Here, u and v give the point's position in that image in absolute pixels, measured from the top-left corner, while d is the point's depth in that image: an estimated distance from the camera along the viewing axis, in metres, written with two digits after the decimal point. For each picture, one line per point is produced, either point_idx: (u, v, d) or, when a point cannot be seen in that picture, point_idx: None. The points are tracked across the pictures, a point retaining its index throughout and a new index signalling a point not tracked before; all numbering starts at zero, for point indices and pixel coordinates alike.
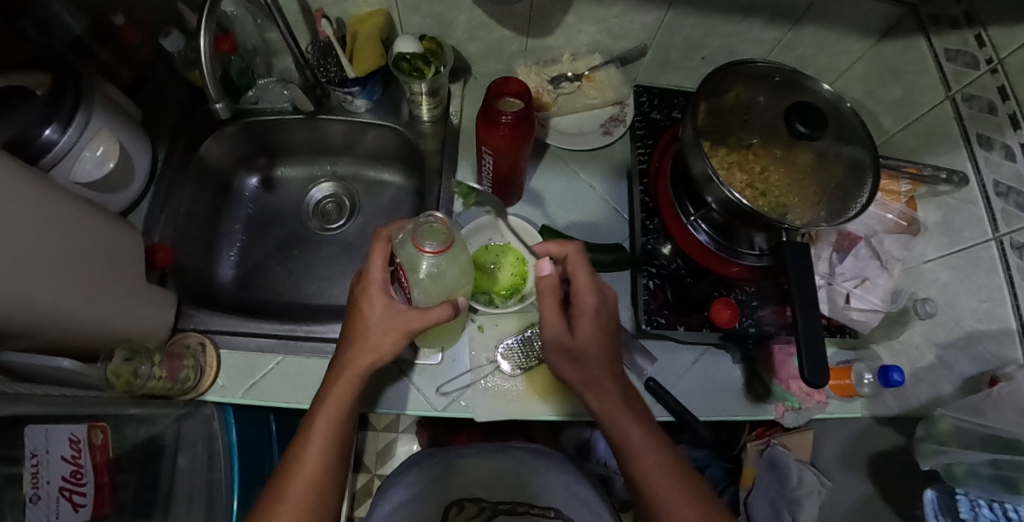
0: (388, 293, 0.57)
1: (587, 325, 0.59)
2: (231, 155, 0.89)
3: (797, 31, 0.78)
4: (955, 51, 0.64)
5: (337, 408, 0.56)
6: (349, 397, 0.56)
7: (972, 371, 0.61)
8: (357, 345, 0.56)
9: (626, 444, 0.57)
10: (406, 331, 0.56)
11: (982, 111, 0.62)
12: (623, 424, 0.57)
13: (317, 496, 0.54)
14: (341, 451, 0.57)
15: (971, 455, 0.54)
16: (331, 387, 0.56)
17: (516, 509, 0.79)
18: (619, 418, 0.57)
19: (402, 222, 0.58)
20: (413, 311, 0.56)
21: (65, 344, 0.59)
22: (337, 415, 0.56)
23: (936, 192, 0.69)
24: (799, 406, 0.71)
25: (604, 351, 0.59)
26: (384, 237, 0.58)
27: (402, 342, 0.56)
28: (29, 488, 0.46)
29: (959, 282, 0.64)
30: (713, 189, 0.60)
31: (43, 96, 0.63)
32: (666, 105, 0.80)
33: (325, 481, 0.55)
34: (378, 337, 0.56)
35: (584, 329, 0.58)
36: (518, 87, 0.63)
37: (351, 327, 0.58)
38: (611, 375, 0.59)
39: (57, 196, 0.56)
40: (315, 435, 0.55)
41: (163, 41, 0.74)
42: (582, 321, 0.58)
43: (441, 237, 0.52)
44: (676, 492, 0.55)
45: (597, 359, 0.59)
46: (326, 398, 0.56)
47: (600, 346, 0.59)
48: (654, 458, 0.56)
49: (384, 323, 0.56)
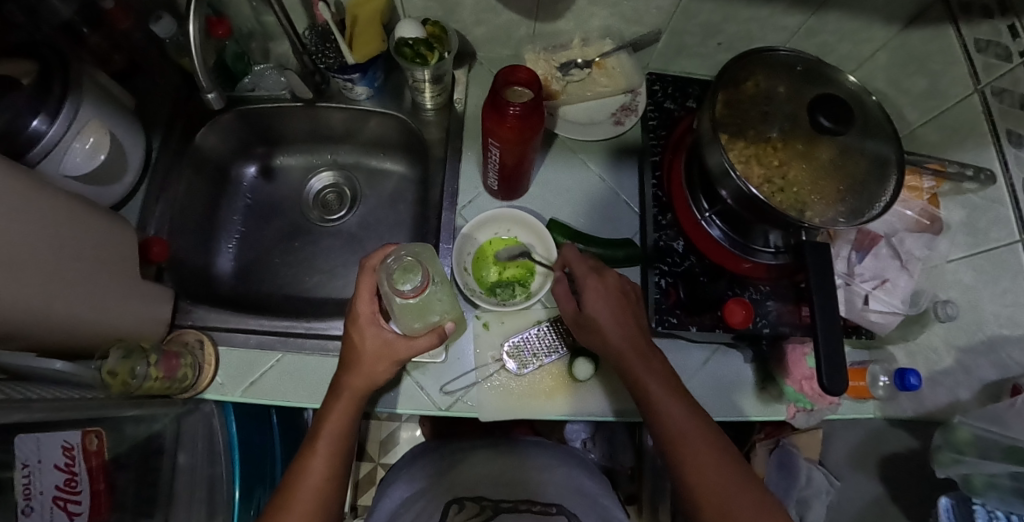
0: (377, 323, 0.56)
1: (595, 301, 0.60)
2: (228, 144, 0.86)
3: (820, 17, 0.74)
4: (986, 42, 0.61)
5: (336, 429, 0.56)
6: (346, 418, 0.57)
7: (993, 377, 0.60)
8: (350, 370, 0.57)
9: (662, 418, 0.56)
10: (393, 360, 0.56)
11: (1013, 106, 0.59)
12: (659, 396, 0.57)
13: (321, 506, 0.55)
14: (342, 469, 0.58)
15: (991, 465, 0.53)
16: (333, 402, 0.57)
17: (518, 506, 0.63)
18: (653, 385, 0.57)
19: (385, 251, 0.56)
20: (400, 341, 0.56)
21: (59, 345, 0.57)
22: (336, 434, 0.57)
23: (961, 190, 0.66)
24: (811, 408, 0.69)
25: (626, 323, 0.60)
26: (370, 268, 0.56)
27: (392, 369, 0.57)
28: (22, 498, 0.45)
29: (983, 285, 0.62)
30: (728, 183, 0.57)
31: (28, 86, 0.60)
32: (681, 94, 0.76)
33: (329, 494, 0.56)
34: (369, 364, 0.56)
35: (597, 302, 0.60)
36: (527, 74, 0.59)
37: (347, 352, 0.58)
38: (640, 347, 0.60)
39: (40, 191, 0.53)
40: (320, 446, 0.56)
41: (153, 26, 0.70)
42: (592, 294, 0.61)
43: (416, 279, 0.52)
44: (718, 469, 0.54)
45: (619, 331, 0.59)
46: (327, 415, 0.57)
47: (623, 319, 0.60)
48: (694, 431, 0.55)
49: (373, 351, 0.56)
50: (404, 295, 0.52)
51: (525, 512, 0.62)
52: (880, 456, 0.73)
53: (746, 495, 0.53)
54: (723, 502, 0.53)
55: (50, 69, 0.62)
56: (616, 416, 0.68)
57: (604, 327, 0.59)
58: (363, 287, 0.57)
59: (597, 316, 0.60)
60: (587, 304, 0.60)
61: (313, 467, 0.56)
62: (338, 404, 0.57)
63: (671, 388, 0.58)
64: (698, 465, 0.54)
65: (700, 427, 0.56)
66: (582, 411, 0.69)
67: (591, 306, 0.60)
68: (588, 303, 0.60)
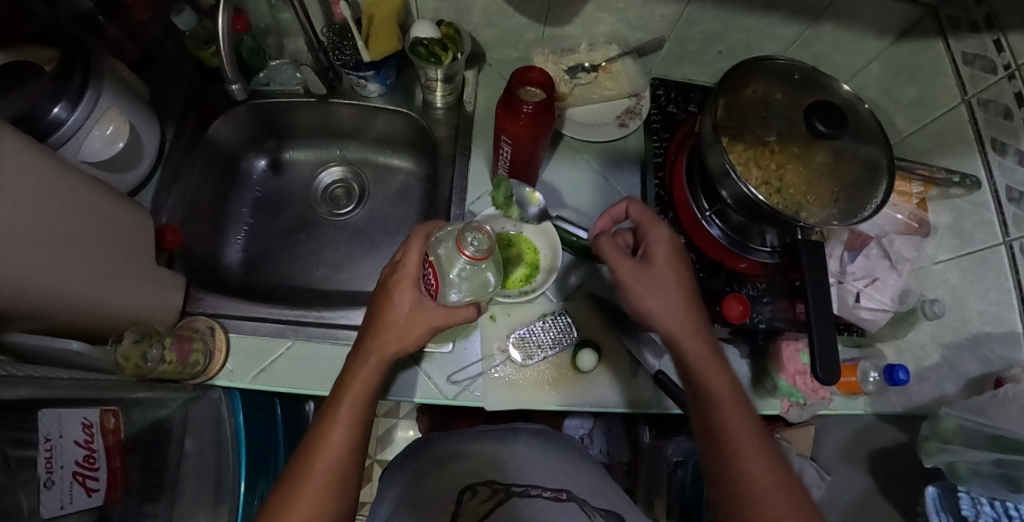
0: (418, 287, 0.57)
1: (661, 256, 0.58)
2: (239, 136, 0.88)
3: (816, 29, 0.77)
4: (973, 55, 0.64)
5: (361, 391, 0.56)
6: (370, 387, 0.57)
7: (978, 372, 0.63)
8: (381, 335, 0.57)
9: (708, 390, 0.55)
10: (429, 327, 0.57)
11: (997, 116, 0.62)
12: (711, 373, 0.55)
13: (341, 476, 0.54)
14: (363, 437, 0.57)
15: (975, 454, 0.55)
16: (359, 364, 0.57)
17: (528, 492, 0.66)
18: (707, 363, 0.55)
19: (441, 223, 0.59)
20: (439, 310, 0.57)
21: (75, 326, 0.58)
22: (361, 397, 0.56)
23: (948, 195, 0.69)
24: (805, 402, 0.72)
25: (690, 289, 0.58)
26: (423, 234, 0.58)
27: (425, 337, 0.57)
28: (44, 471, 0.46)
29: (968, 285, 0.65)
30: (728, 183, 0.60)
31: (51, 72, 0.62)
32: (683, 99, 0.79)
33: (348, 466, 0.55)
34: (404, 329, 0.56)
35: (669, 262, 0.58)
36: (539, 76, 0.62)
37: (375, 316, 0.58)
38: (695, 315, 0.57)
39: (66, 175, 0.55)
40: (340, 416, 0.56)
41: (174, 18, 0.72)
42: (664, 252, 0.58)
43: (484, 244, 0.51)
44: (756, 449, 0.52)
45: (681, 297, 0.57)
46: (351, 381, 0.56)
47: (687, 286, 0.58)
48: (739, 414, 0.54)
49: (410, 316, 0.56)
50: (463, 251, 0.52)
51: (536, 498, 0.65)
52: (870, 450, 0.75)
53: (785, 490, 0.51)
54: (758, 488, 0.51)
55: (72, 56, 0.64)
56: (627, 406, 0.71)
57: (669, 286, 0.57)
58: (410, 251, 0.58)
59: (663, 278, 0.57)
60: (659, 259, 0.58)
61: (332, 436, 0.55)
62: (364, 369, 0.57)
63: (722, 368, 0.56)
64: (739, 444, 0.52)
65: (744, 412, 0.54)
66: (596, 402, 0.71)
67: (663, 263, 0.58)
68: (659, 258, 0.58)
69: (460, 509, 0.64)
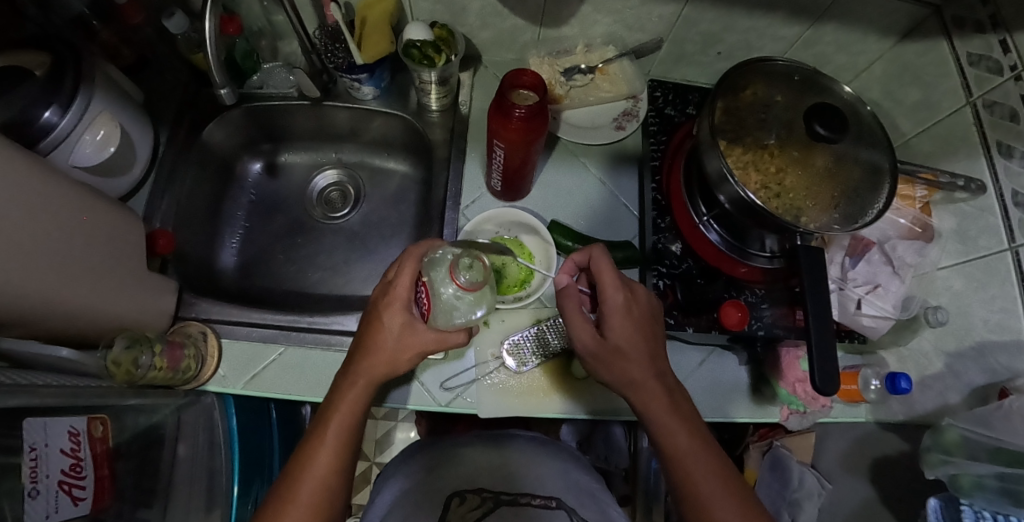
0: (410, 309, 0.56)
1: (620, 321, 0.56)
2: (234, 139, 0.87)
3: (817, 28, 0.76)
4: (978, 56, 0.62)
5: (349, 414, 0.56)
6: (358, 407, 0.56)
7: (982, 381, 0.62)
8: (370, 357, 0.56)
9: (669, 447, 0.55)
10: (420, 351, 0.56)
11: (1004, 118, 0.61)
12: (686, 450, 0.54)
13: (328, 495, 0.54)
14: (350, 457, 0.56)
15: (979, 466, 0.54)
16: (348, 386, 0.56)
17: (519, 499, 0.64)
18: (673, 432, 0.55)
19: (434, 242, 0.58)
20: (431, 334, 0.56)
21: (62, 332, 0.58)
22: (349, 419, 0.56)
23: (952, 199, 0.68)
24: (804, 410, 0.71)
25: (652, 351, 0.57)
26: (415, 254, 0.57)
27: (415, 361, 0.57)
28: (28, 481, 0.46)
29: (972, 292, 0.64)
30: (725, 187, 0.58)
31: (42, 75, 0.61)
32: (681, 101, 0.77)
33: (336, 483, 0.55)
34: (395, 352, 0.56)
35: (628, 332, 0.56)
36: (532, 79, 0.61)
37: (364, 336, 0.57)
38: (660, 379, 0.57)
39: (55, 181, 0.55)
40: (328, 439, 0.55)
41: (165, 21, 0.71)
42: (620, 320, 0.56)
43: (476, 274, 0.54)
44: (728, 496, 0.53)
45: (647, 366, 0.56)
46: (339, 403, 0.56)
47: (650, 353, 0.57)
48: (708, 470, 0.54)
49: (401, 341, 0.56)
50: (455, 279, 0.54)
51: (528, 506, 0.63)
52: (871, 459, 0.74)
53: None
54: None
55: (62, 59, 0.63)
56: (588, 413, 0.70)
57: (632, 358, 0.56)
58: (403, 271, 0.57)
59: (628, 341, 0.56)
60: (616, 333, 0.56)
61: (319, 461, 0.54)
62: (353, 391, 0.56)
63: (687, 427, 0.55)
64: (709, 498, 0.53)
65: (724, 479, 0.54)
66: (528, 408, 0.70)
67: (622, 336, 0.56)
68: (615, 329, 0.56)
69: (447, 514, 0.61)
